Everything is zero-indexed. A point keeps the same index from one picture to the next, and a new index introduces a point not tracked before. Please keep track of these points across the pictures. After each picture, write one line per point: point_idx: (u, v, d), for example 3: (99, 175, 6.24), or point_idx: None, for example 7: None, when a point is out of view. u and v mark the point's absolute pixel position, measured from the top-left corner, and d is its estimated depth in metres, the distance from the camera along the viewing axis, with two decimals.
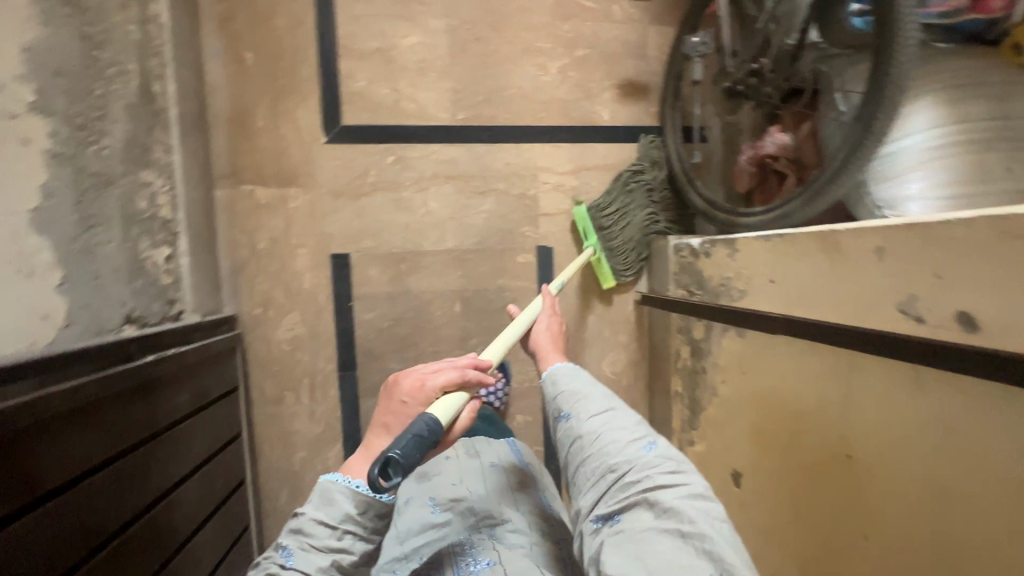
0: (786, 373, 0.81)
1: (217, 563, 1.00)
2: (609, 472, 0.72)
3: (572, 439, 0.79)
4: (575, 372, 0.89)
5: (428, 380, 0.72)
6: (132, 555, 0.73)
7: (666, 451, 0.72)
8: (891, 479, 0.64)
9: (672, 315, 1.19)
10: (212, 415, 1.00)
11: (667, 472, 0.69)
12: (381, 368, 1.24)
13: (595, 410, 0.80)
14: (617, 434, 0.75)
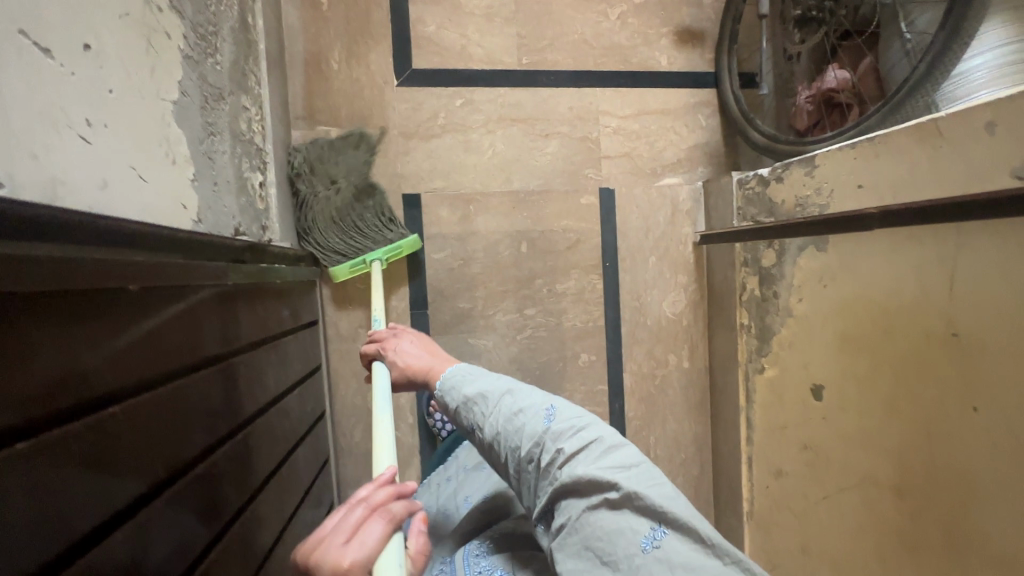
0: (880, 270, 0.84)
1: (309, 484, 1.02)
2: (529, 463, 0.74)
3: (485, 442, 0.80)
4: (457, 373, 0.86)
5: (353, 547, 0.54)
6: (255, 446, 0.76)
7: (562, 417, 0.75)
8: (1004, 345, 0.67)
9: (738, 249, 1.22)
10: (303, 340, 1.03)
11: (574, 443, 0.71)
12: (452, 307, 1.26)
13: (488, 410, 0.79)
14: (517, 422, 0.76)
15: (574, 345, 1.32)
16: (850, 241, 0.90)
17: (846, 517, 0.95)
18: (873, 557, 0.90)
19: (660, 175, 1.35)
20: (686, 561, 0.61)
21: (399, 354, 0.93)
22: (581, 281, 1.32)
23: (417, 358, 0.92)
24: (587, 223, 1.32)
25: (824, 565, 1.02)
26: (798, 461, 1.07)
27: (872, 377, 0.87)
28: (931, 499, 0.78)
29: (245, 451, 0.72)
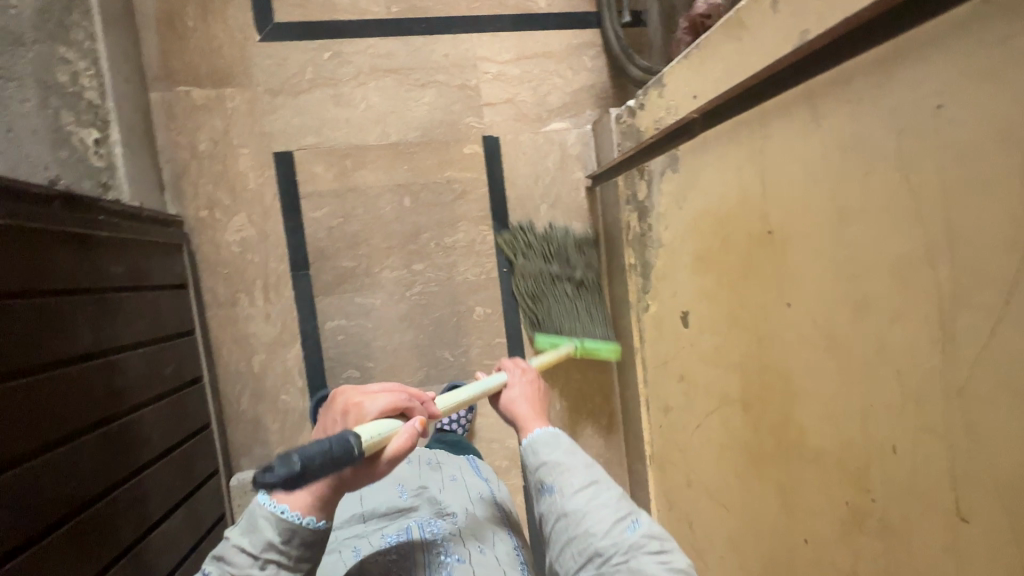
0: (713, 180, 0.82)
1: (172, 448, 0.99)
2: (596, 554, 0.78)
3: (558, 516, 0.83)
4: (551, 438, 0.89)
5: (367, 396, 0.69)
6: (58, 398, 0.72)
7: (647, 530, 0.80)
8: (804, 233, 0.64)
9: (620, 187, 1.19)
10: (154, 301, 1.00)
11: (652, 551, 0.77)
12: (335, 267, 1.24)
13: (578, 485, 0.84)
14: (602, 513, 0.81)
15: (467, 299, 1.29)
16: (694, 156, 0.87)
17: (713, 442, 0.93)
18: (732, 478, 0.88)
19: (547, 121, 1.32)
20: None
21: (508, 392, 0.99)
22: (470, 233, 1.29)
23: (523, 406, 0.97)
24: (471, 173, 1.29)
25: (702, 495, 1.00)
26: (677, 394, 1.06)
27: (718, 292, 0.85)
28: (766, 405, 0.76)
29: (39, 397, 0.69)
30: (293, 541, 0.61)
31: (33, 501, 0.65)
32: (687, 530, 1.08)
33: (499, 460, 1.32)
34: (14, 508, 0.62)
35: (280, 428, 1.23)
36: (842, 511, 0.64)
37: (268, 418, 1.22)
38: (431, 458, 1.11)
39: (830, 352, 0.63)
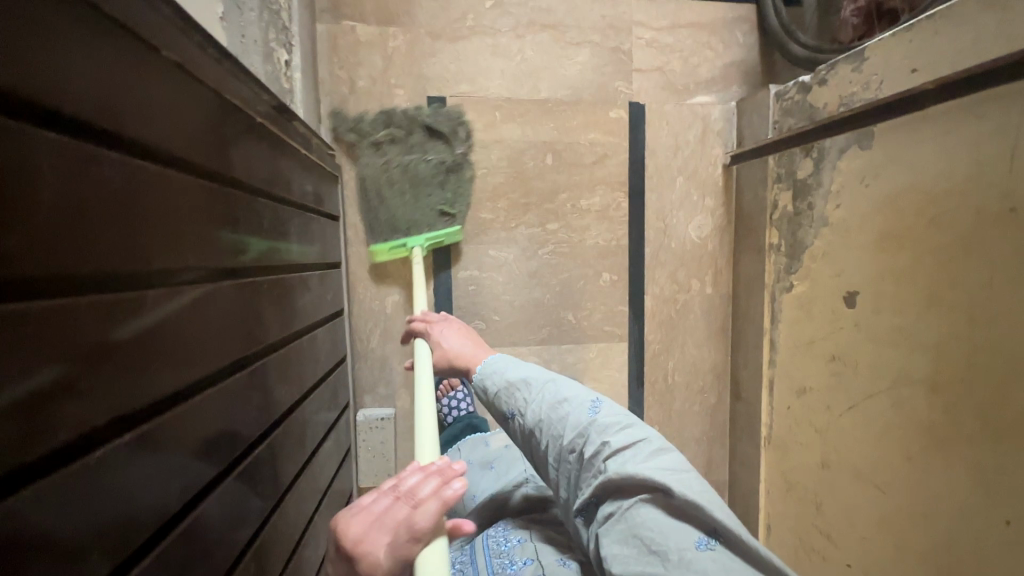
0: (926, 157, 0.82)
1: (326, 373, 1.01)
2: (570, 453, 0.73)
3: (526, 430, 0.79)
4: (494, 364, 0.86)
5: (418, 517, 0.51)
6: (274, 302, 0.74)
7: (608, 411, 0.74)
8: None
9: (771, 164, 1.18)
10: (323, 227, 1.01)
11: (622, 439, 0.70)
12: (474, 217, 1.24)
13: (529, 394, 0.79)
14: (561, 411, 0.76)
15: (596, 264, 1.30)
16: (902, 132, 0.86)
17: (871, 424, 0.93)
18: (899, 460, 0.87)
19: (692, 93, 1.31)
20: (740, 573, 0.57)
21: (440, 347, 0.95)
22: (606, 198, 1.29)
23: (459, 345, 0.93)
24: (614, 137, 1.28)
25: (842, 477, 1.01)
26: (823, 375, 1.05)
27: (915, 272, 0.84)
28: (971, 388, 0.75)
29: (265, 297, 0.71)
30: None
31: (251, 405, 0.65)
32: (814, 511, 1.09)
33: None
34: (239, 408, 0.62)
35: (405, 370, 1.24)
36: None
37: (394, 359, 1.23)
38: None
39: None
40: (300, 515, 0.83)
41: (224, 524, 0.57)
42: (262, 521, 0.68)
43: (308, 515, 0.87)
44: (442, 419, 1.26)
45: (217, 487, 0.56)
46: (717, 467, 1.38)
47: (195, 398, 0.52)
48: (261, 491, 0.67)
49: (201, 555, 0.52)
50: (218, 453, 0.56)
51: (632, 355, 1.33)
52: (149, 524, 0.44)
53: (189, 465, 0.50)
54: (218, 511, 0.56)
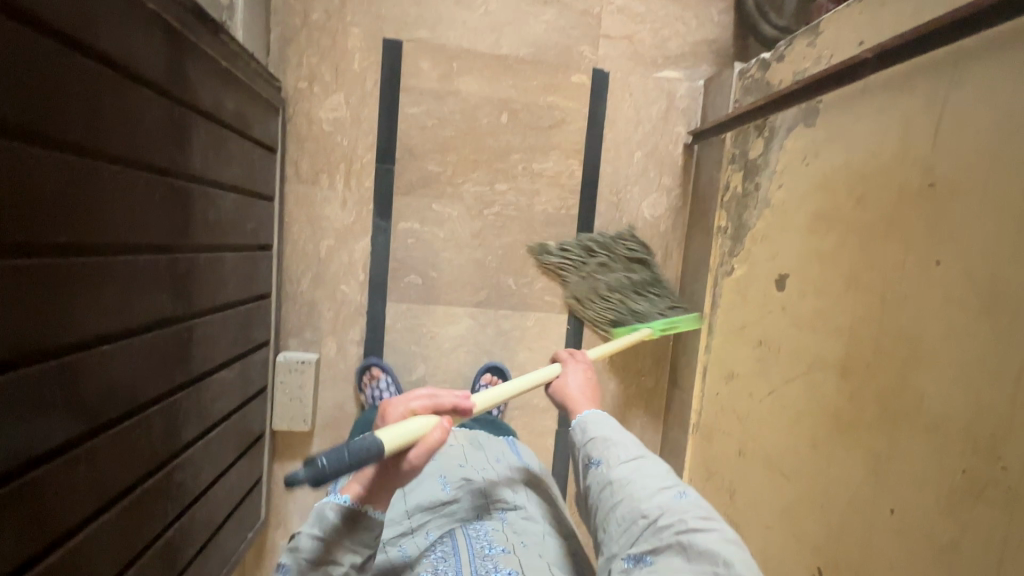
0: (862, 131, 0.78)
1: (239, 302, 0.98)
2: (641, 517, 0.67)
3: (602, 486, 0.73)
4: (600, 417, 0.82)
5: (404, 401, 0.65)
6: (163, 206, 0.71)
7: (697, 496, 0.68)
8: (975, 186, 0.62)
9: (727, 144, 1.15)
10: (250, 151, 0.97)
11: (707, 519, 0.64)
12: (420, 169, 1.21)
13: (625, 455, 0.74)
14: (649, 480, 0.71)
15: (543, 231, 1.26)
16: (844, 108, 0.83)
17: (784, 409, 0.90)
18: (805, 445, 0.85)
19: (660, 67, 1.27)
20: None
21: (561, 382, 0.93)
22: (559, 165, 1.26)
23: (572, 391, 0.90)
24: (573, 103, 1.25)
25: (754, 464, 0.98)
26: (750, 361, 1.02)
27: (839, 251, 0.80)
28: (874, 370, 0.73)
29: (148, 196, 0.67)
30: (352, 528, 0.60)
31: (111, 299, 0.62)
32: (727, 500, 1.06)
33: (539, 398, 1.31)
34: (100, 293, 0.60)
35: (334, 317, 1.21)
36: (954, 480, 0.61)
37: (324, 304, 1.21)
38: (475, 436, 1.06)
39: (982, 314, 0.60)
40: (181, 435, 0.80)
41: (62, 403, 0.56)
42: (125, 420, 0.67)
43: (191, 439, 0.84)
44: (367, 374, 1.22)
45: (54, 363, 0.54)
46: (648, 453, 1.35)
47: (34, 261, 0.51)
48: (124, 389, 0.65)
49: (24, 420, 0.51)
50: (60, 328, 0.55)
51: (572, 329, 1.30)
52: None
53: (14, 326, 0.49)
54: (55, 387, 0.55)
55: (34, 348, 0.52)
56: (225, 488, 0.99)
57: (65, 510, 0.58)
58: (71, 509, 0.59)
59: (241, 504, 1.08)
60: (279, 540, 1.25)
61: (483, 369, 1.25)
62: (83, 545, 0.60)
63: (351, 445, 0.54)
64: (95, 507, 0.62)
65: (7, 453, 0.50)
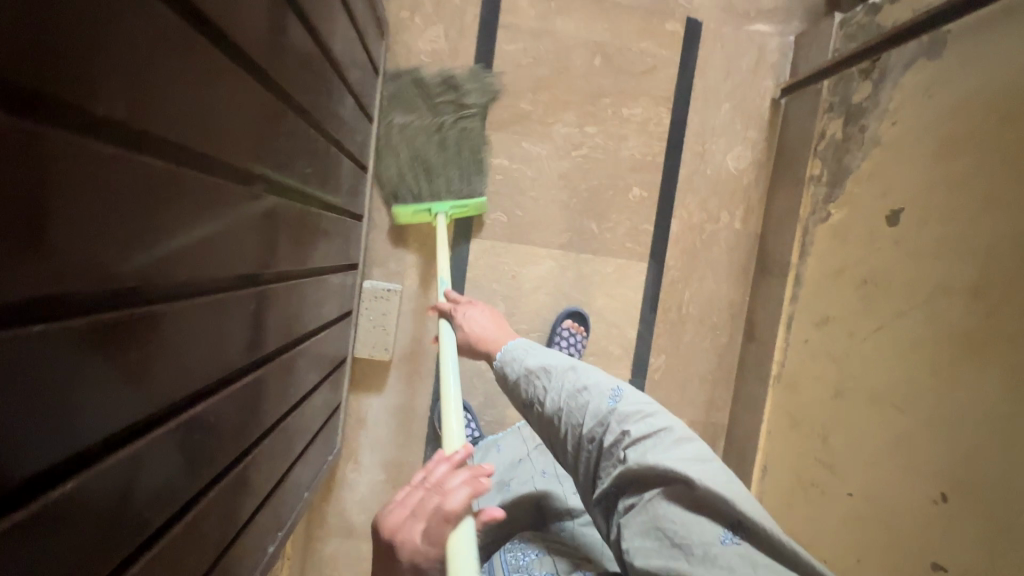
0: (1011, 50, 0.78)
1: (345, 211, 0.97)
2: (589, 442, 0.72)
3: (545, 418, 0.78)
4: (513, 351, 0.85)
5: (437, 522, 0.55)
6: (314, 76, 0.70)
7: (628, 400, 0.72)
8: None
9: (823, 93, 1.15)
10: (364, 64, 0.98)
11: (642, 429, 0.68)
12: (512, 106, 1.21)
13: (549, 383, 0.78)
14: (579, 400, 0.74)
15: (628, 176, 1.26)
16: (981, 34, 0.83)
17: (899, 342, 0.89)
18: (925, 374, 0.84)
19: (751, 20, 1.27)
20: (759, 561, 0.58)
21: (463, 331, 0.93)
22: (648, 111, 1.26)
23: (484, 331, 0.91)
24: (666, 50, 1.25)
25: (856, 403, 0.97)
26: (850, 301, 1.01)
27: (974, 174, 0.80)
28: (1023, 282, 0.72)
29: (309, 61, 0.67)
30: None
31: (280, 150, 0.60)
32: (819, 444, 1.05)
33: (613, 346, 1.30)
34: (266, 129, 0.56)
35: (418, 249, 1.21)
36: None
37: (409, 236, 1.20)
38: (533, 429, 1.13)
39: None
40: (300, 323, 0.78)
41: (230, 227, 0.50)
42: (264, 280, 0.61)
43: (304, 333, 0.82)
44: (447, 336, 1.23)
45: (239, 193, 0.51)
46: (718, 409, 1.34)
47: (234, 70, 0.46)
48: (269, 243, 0.61)
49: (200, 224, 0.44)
50: (239, 144, 0.49)
51: (650, 277, 1.30)
52: (175, 133, 0.39)
53: (209, 110, 0.43)
54: (229, 205, 0.49)
55: (214, 147, 0.45)
56: (319, 400, 0.97)
57: (219, 353, 0.52)
58: (235, 354, 0.56)
59: (324, 428, 1.04)
60: (348, 472, 1.23)
61: (564, 316, 1.25)
62: (224, 402, 0.54)
63: None
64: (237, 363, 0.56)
65: (187, 260, 0.43)
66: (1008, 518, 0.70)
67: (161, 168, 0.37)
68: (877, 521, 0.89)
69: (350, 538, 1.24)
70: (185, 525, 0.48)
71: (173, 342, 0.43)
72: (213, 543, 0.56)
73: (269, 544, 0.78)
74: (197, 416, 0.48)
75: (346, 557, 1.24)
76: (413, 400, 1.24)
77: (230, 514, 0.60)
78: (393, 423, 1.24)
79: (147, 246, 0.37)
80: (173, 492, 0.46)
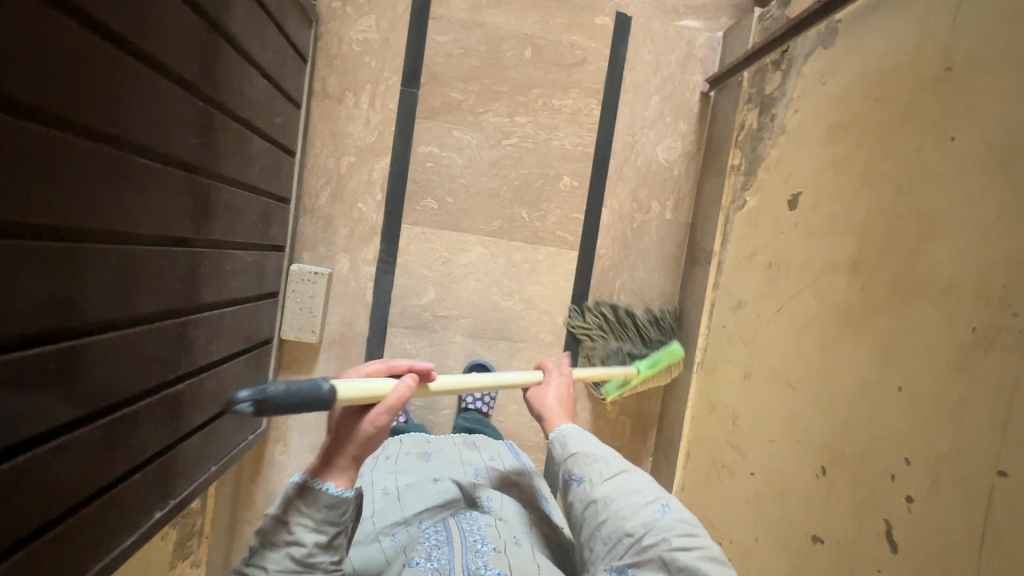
0: (880, 40, 0.82)
1: (268, 194, 1.02)
2: (625, 536, 0.72)
3: (586, 499, 0.77)
4: (580, 431, 0.83)
5: (358, 371, 0.71)
6: (218, 63, 0.76)
7: (679, 515, 0.73)
8: (985, 66, 0.66)
9: (744, 85, 1.18)
10: (285, 49, 1.00)
11: (684, 535, 0.70)
12: (443, 95, 1.24)
13: (606, 473, 0.78)
14: (633, 499, 0.74)
15: (559, 166, 1.29)
16: (863, 22, 0.86)
17: (795, 321, 0.91)
18: (815, 350, 0.85)
19: (681, 16, 1.30)
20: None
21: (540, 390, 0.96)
22: (579, 102, 1.29)
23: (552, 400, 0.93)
24: (596, 43, 1.28)
25: (761, 384, 0.98)
26: (759, 284, 1.03)
27: (857, 155, 0.83)
28: (893, 254, 0.74)
29: (208, 48, 0.72)
30: (314, 502, 0.64)
31: (168, 125, 0.66)
32: (730, 426, 1.06)
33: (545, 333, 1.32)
34: (127, 94, 0.58)
35: (349, 234, 1.23)
36: (965, 338, 0.63)
37: (340, 221, 1.23)
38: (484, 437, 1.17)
39: (1004, 170, 0.62)
40: (203, 295, 0.82)
41: (74, 184, 0.53)
42: (133, 244, 0.64)
43: (210, 305, 0.85)
44: (381, 322, 1.25)
45: (108, 156, 0.57)
46: (650, 396, 1.36)
47: (112, 52, 0.55)
48: (138, 207, 0.63)
49: (26, 176, 0.47)
50: (80, 104, 0.52)
51: (582, 265, 1.32)
52: (45, 100, 0.48)
53: (26, 67, 0.46)
54: (68, 163, 0.52)
55: (38, 104, 0.48)
56: (238, 374, 1.00)
57: (65, 306, 0.55)
58: (103, 311, 0.60)
59: (241, 405, 1.03)
60: (276, 455, 1.24)
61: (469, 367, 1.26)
62: (74, 354, 0.57)
63: (308, 384, 0.58)
64: (92, 320, 0.59)
65: (7, 207, 0.46)
66: (874, 487, 0.71)
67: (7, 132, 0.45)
68: (773, 496, 0.90)
69: None
70: (13, 465, 0.50)
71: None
72: (66, 492, 0.59)
73: (158, 509, 0.79)
74: (30, 360, 0.51)
75: None
76: None
77: (89, 468, 0.62)
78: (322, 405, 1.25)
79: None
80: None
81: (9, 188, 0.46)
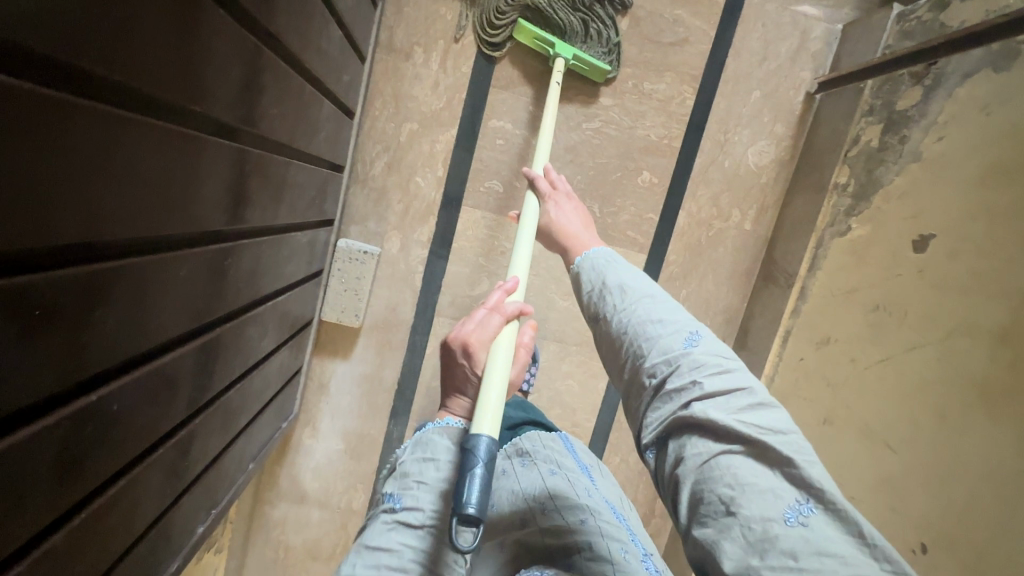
0: None
1: (329, 164, 0.89)
2: (646, 379, 0.52)
3: (600, 337, 0.59)
4: (596, 257, 0.65)
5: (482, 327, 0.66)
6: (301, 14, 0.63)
7: (708, 347, 0.51)
8: None
9: (865, 93, 1.02)
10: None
11: (716, 381, 0.48)
12: (523, 63, 1.09)
13: (622, 307, 0.57)
14: (652, 330, 0.53)
15: (639, 158, 1.16)
16: None
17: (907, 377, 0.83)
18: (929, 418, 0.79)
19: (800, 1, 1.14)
20: (839, 551, 0.40)
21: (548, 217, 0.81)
22: (671, 89, 1.14)
23: (569, 222, 0.78)
24: (701, 22, 1.12)
25: (845, 435, 0.91)
26: (857, 325, 0.94)
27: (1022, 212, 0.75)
28: None
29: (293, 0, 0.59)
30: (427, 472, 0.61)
31: (248, 95, 0.54)
32: None
33: None
34: (216, 64, 0.47)
35: (403, 211, 1.10)
36: None
37: (394, 194, 1.09)
38: (529, 438, 0.96)
39: None
40: (262, 286, 0.71)
41: (145, 181, 0.40)
42: (197, 245, 0.51)
43: (268, 294, 0.75)
44: (428, 310, 1.14)
45: (190, 141, 0.45)
46: None
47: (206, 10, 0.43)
48: (213, 199, 0.51)
49: (89, 180, 0.35)
50: (157, 77, 0.40)
51: (648, 269, 1.21)
52: (128, 74, 0.37)
53: (115, 35, 0.35)
54: (147, 155, 0.40)
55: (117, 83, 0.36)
56: (281, 362, 0.90)
57: (129, 328, 0.43)
58: (169, 326, 0.49)
59: (281, 393, 0.96)
60: (304, 438, 1.16)
61: None
62: (135, 386, 0.45)
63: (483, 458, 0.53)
64: (156, 342, 0.48)
65: (72, 216, 0.34)
66: None
67: (82, 122, 0.33)
68: None
69: (300, 504, 1.18)
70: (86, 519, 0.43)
71: (45, 329, 0.34)
72: (123, 533, 0.50)
73: (199, 523, 0.70)
74: (89, 408, 0.40)
75: (296, 522, 1.19)
76: (381, 370, 1.16)
77: (145, 501, 0.53)
78: (357, 392, 1.16)
79: (14, 199, 0.30)
80: (64, 496, 0.39)
81: (66, 197, 0.33)
